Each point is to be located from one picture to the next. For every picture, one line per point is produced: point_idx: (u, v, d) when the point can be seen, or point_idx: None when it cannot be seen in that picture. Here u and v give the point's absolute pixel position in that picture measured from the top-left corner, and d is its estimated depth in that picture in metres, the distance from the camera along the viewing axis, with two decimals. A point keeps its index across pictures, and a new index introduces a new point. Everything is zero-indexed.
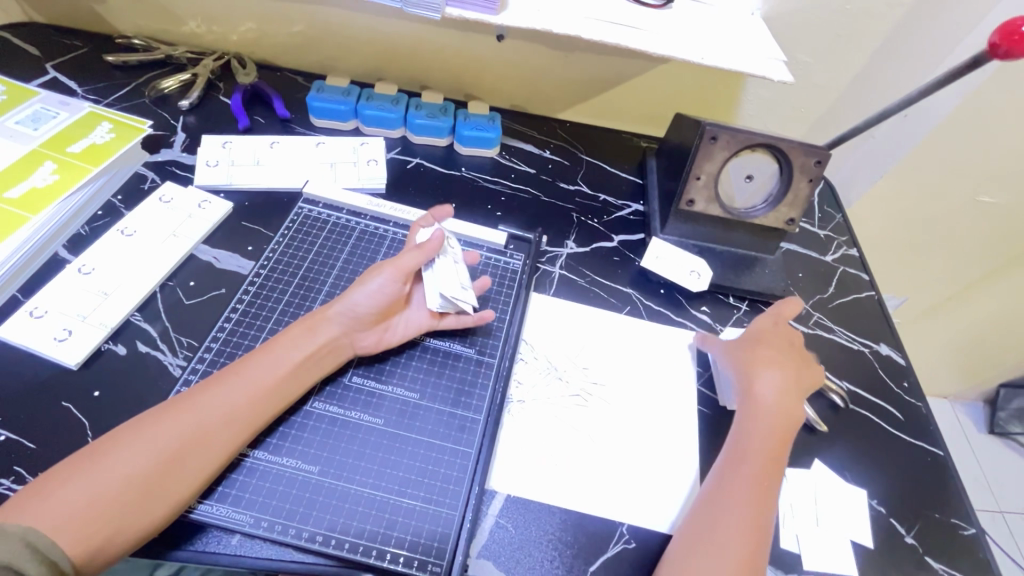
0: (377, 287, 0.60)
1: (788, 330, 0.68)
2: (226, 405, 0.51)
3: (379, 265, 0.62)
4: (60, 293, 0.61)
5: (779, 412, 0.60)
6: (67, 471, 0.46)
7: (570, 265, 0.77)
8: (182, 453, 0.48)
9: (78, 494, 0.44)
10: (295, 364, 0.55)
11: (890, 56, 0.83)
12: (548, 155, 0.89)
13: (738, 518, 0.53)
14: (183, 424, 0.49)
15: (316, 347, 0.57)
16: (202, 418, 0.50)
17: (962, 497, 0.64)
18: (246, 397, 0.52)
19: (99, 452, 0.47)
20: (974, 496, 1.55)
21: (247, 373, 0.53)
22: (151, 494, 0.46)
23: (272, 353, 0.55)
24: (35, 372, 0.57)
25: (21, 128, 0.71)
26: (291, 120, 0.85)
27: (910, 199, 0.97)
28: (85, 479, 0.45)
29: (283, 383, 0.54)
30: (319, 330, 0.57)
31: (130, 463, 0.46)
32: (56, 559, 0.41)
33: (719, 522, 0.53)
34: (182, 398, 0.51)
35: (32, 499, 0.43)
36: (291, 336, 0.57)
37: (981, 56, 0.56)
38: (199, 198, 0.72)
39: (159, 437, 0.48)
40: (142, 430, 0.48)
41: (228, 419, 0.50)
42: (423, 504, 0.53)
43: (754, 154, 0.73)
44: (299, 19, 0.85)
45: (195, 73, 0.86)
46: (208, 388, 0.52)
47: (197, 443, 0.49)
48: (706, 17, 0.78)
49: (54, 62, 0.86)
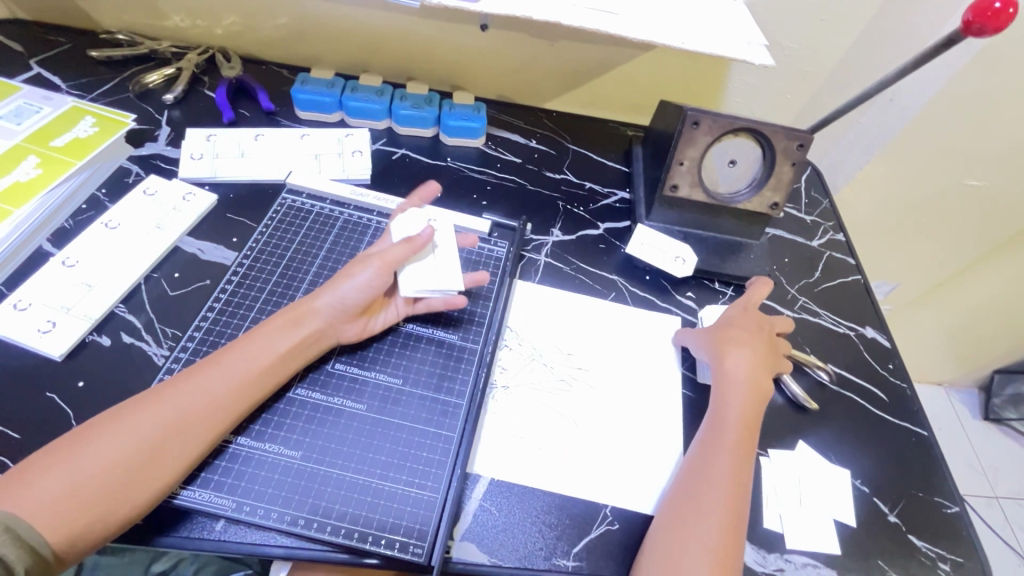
0: (365, 280, 0.59)
1: (758, 310, 0.68)
2: (207, 392, 0.51)
3: (367, 258, 0.61)
4: (44, 285, 0.61)
5: (749, 393, 0.60)
6: (47, 458, 0.46)
7: (555, 253, 0.78)
8: (163, 440, 0.48)
9: (58, 480, 0.44)
10: (278, 354, 0.55)
11: (873, 39, 0.83)
12: (534, 145, 0.89)
13: (716, 503, 0.53)
14: (163, 412, 0.49)
15: (299, 338, 0.57)
16: (182, 405, 0.50)
17: (946, 477, 0.65)
18: (227, 384, 0.52)
19: (79, 439, 0.47)
20: (969, 482, 1.55)
21: (228, 361, 0.54)
22: (131, 481, 0.46)
23: (253, 343, 0.55)
24: (19, 363, 0.57)
25: (4, 123, 0.71)
26: (276, 113, 0.86)
27: (897, 184, 0.97)
28: (65, 466, 0.45)
29: (265, 372, 0.54)
30: (302, 322, 0.57)
31: (110, 449, 0.46)
32: (36, 544, 0.42)
33: (697, 508, 0.53)
34: (163, 386, 0.51)
35: (13, 485, 0.44)
36: (272, 329, 0.56)
37: (956, 34, 0.57)
38: (183, 190, 0.72)
39: (140, 424, 0.48)
40: (122, 417, 0.49)
41: (209, 407, 0.51)
42: (405, 488, 0.53)
43: (736, 139, 0.73)
44: (282, 11, 0.85)
45: (180, 68, 0.86)
46: (189, 376, 0.52)
47: (178, 430, 0.49)
48: (688, 2, 0.77)
49: (38, 58, 0.86)
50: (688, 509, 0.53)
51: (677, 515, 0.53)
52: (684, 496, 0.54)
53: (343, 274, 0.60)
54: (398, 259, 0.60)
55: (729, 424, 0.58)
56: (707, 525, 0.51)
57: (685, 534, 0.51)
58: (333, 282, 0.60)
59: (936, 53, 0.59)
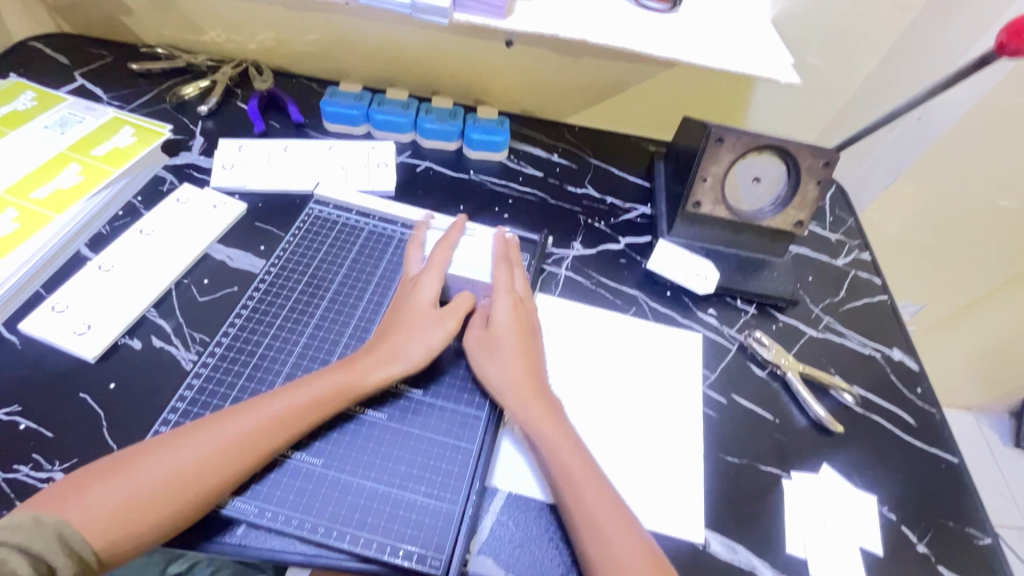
0: (430, 342, 0.60)
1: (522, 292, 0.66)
2: (259, 421, 0.52)
3: (430, 326, 0.60)
4: (81, 289, 0.63)
5: (525, 391, 0.58)
6: (99, 469, 0.47)
7: (576, 267, 0.78)
8: (210, 460, 0.49)
9: (114, 490, 0.46)
10: (330, 392, 0.55)
11: (900, 58, 0.83)
12: (556, 159, 0.90)
13: (605, 507, 0.52)
14: (219, 435, 0.50)
15: (354, 384, 0.56)
16: (237, 430, 0.51)
17: (977, 506, 0.63)
18: (277, 420, 0.52)
19: (138, 451, 0.49)
20: (997, 512, 1.50)
21: (285, 397, 0.54)
22: (179, 497, 0.47)
23: (308, 385, 0.55)
24: (56, 363, 0.59)
25: (50, 132, 0.75)
26: (305, 124, 0.88)
27: (925, 203, 0.95)
28: (110, 482, 0.46)
29: (312, 408, 0.54)
30: (362, 372, 0.57)
31: (164, 466, 0.48)
32: (81, 551, 0.43)
33: (600, 529, 0.50)
34: (224, 412, 0.52)
35: (71, 491, 0.46)
36: (333, 369, 0.57)
37: (989, 55, 0.56)
38: (215, 199, 0.75)
39: (193, 446, 0.49)
40: (181, 436, 0.50)
41: (251, 438, 0.51)
42: (423, 498, 0.54)
43: (760, 156, 0.73)
44: (313, 27, 0.88)
45: (215, 80, 0.89)
46: (244, 409, 0.53)
47: (228, 455, 0.49)
48: (714, 21, 0.78)
49: (81, 70, 0.90)
50: (583, 516, 0.51)
51: (579, 523, 0.51)
52: (576, 500, 0.52)
53: (410, 330, 0.60)
54: (430, 297, 0.62)
55: (537, 425, 0.56)
56: (625, 547, 0.50)
57: (597, 543, 0.50)
58: (400, 336, 0.59)
59: (970, 73, 0.59)
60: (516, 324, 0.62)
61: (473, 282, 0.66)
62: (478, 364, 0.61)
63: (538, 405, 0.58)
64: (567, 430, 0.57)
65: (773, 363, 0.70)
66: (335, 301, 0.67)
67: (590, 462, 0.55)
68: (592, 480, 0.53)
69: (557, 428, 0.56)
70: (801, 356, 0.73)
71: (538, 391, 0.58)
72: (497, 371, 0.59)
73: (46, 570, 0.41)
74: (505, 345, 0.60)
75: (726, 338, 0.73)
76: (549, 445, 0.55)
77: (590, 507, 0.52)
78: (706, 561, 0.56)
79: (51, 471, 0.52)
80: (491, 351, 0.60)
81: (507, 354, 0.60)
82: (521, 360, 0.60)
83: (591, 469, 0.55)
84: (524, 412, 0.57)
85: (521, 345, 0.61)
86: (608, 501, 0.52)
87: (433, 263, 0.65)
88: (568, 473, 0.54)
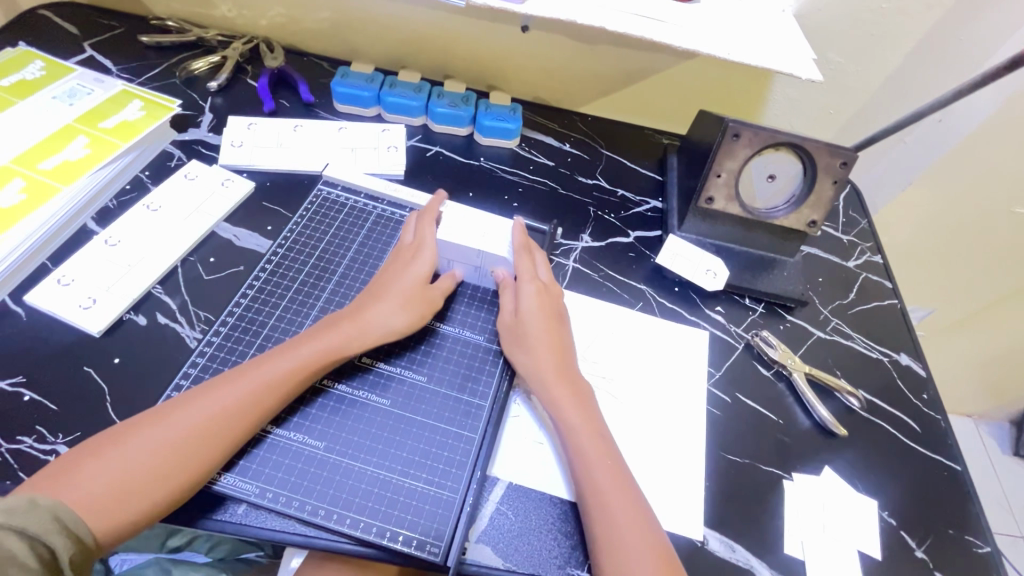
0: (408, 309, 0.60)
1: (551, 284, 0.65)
2: (248, 388, 0.52)
3: (410, 295, 0.61)
4: (86, 263, 0.63)
5: (550, 376, 0.58)
6: (94, 449, 0.47)
7: (584, 258, 0.77)
8: (201, 433, 0.49)
9: (106, 470, 0.46)
10: (317, 358, 0.55)
11: (924, 58, 0.81)
12: (568, 149, 0.89)
13: (619, 494, 0.52)
14: (207, 408, 0.50)
15: (341, 346, 0.57)
16: (225, 400, 0.51)
17: (978, 514, 0.63)
18: (262, 387, 0.52)
19: (130, 431, 0.49)
20: (994, 520, 1.50)
21: (271, 363, 0.54)
22: (173, 472, 0.47)
23: (292, 351, 0.55)
24: (60, 335, 0.59)
25: (58, 103, 0.74)
26: (315, 104, 0.87)
27: (940, 207, 0.94)
28: (104, 463, 0.46)
29: (297, 374, 0.54)
30: (347, 337, 0.57)
31: (156, 441, 0.48)
32: (80, 531, 0.43)
33: (613, 519, 0.50)
34: (209, 384, 0.52)
35: (66, 473, 0.46)
36: (317, 335, 0.57)
37: (1019, 57, 0.54)
38: (222, 176, 0.74)
39: (184, 419, 0.49)
40: (171, 411, 0.50)
41: (239, 408, 0.51)
42: (424, 486, 0.54)
43: (777, 153, 0.71)
44: (326, 5, 0.86)
45: (225, 56, 0.88)
46: (229, 379, 0.53)
47: (217, 427, 0.50)
48: (736, 12, 0.76)
49: (92, 41, 0.89)
50: (596, 504, 0.51)
51: (592, 511, 0.51)
52: (590, 491, 0.52)
53: (397, 294, 0.60)
54: (422, 271, 0.62)
55: (556, 409, 0.57)
56: (637, 538, 0.49)
57: (605, 531, 0.50)
58: (387, 302, 0.60)
59: (999, 75, 0.57)
60: (541, 311, 0.61)
61: (483, 253, 0.64)
62: (510, 349, 0.61)
63: (563, 394, 0.57)
64: (592, 420, 0.57)
65: (780, 363, 0.70)
66: (340, 285, 0.66)
67: (609, 451, 0.55)
68: (609, 469, 0.53)
69: (580, 415, 0.56)
70: (808, 357, 0.72)
71: (566, 378, 0.58)
72: (527, 356, 0.60)
73: (46, 551, 0.41)
74: (535, 331, 0.60)
75: (733, 336, 0.73)
76: (568, 432, 0.55)
77: (605, 495, 0.52)
78: (703, 559, 0.56)
79: (54, 443, 0.52)
80: (517, 339, 0.61)
81: (532, 342, 0.60)
82: (552, 351, 0.60)
83: (610, 455, 0.54)
84: (549, 399, 0.57)
85: (549, 331, 0.61)
86: (622, 494, 0.52)
87: (426, 235, 0.65)
88: (585, 462, 0.53)
